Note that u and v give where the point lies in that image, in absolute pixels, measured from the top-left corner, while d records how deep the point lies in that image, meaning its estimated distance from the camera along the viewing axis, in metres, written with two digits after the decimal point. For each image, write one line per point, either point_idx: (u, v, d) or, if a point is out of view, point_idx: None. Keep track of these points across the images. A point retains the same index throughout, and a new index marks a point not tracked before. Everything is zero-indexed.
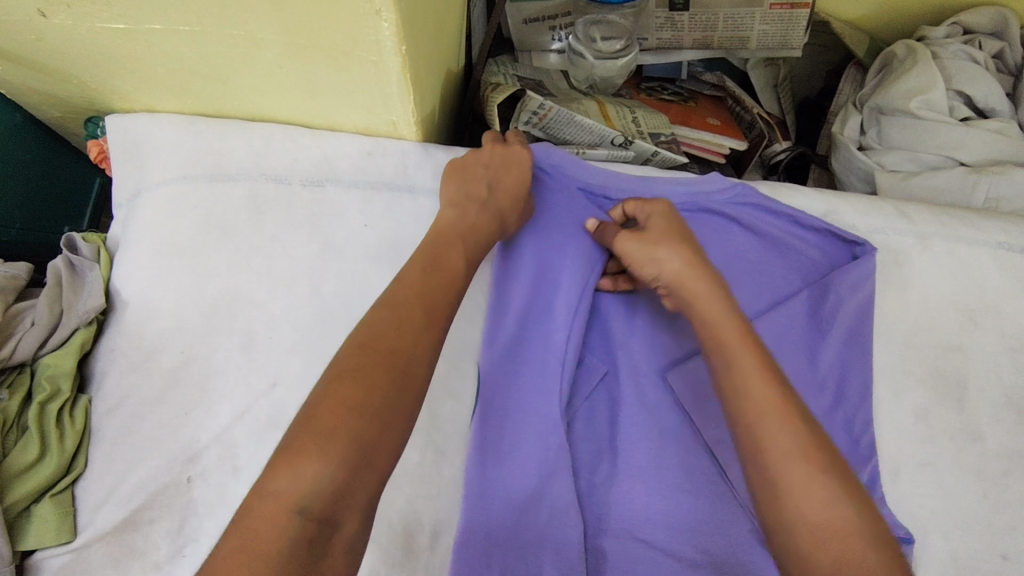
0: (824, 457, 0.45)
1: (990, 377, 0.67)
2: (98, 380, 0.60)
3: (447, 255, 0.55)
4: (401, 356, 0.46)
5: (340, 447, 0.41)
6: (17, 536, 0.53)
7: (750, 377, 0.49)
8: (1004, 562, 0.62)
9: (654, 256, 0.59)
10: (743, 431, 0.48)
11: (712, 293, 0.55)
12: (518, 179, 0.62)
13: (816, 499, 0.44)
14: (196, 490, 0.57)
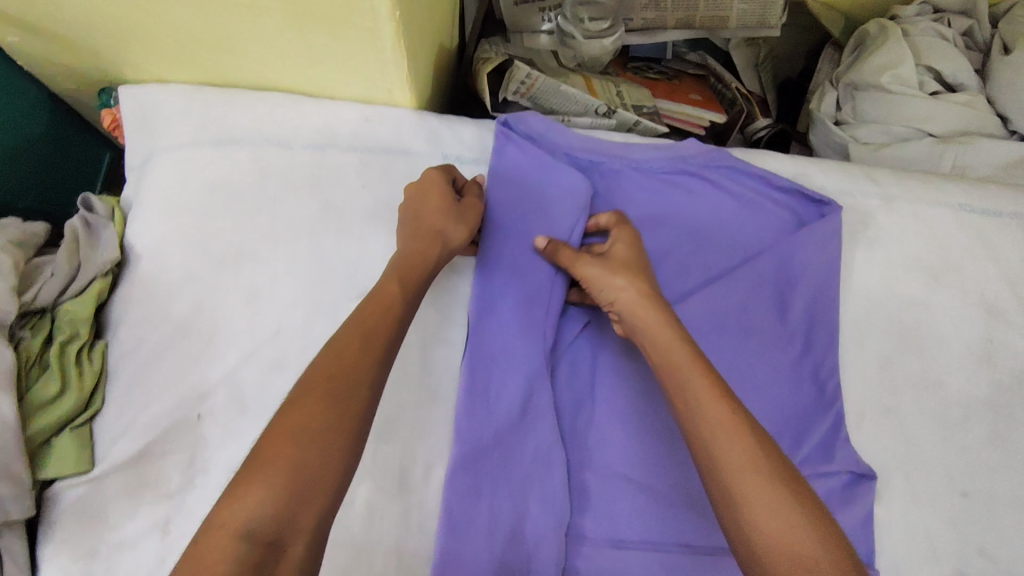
0: (774, 467, 0.48)
1: (954, 329, 0.70)
2: (113, 327, 0.64)
3: (390, 293, 0.57)
4: (348, 383, 0.49)
5: (283, 470, 0.44)
6: (37, 464, 0.58)
7: (699, 399, 0.52)
8: (964, 500, 0.67)
9: (613, 283, 0.62)
10: (698, 452, 0.50)
11: (664, 322, 0.58)
12: (436, 196, 0.63)
13: (771, 509, 0.46)
14: (205, 426, 0.62)
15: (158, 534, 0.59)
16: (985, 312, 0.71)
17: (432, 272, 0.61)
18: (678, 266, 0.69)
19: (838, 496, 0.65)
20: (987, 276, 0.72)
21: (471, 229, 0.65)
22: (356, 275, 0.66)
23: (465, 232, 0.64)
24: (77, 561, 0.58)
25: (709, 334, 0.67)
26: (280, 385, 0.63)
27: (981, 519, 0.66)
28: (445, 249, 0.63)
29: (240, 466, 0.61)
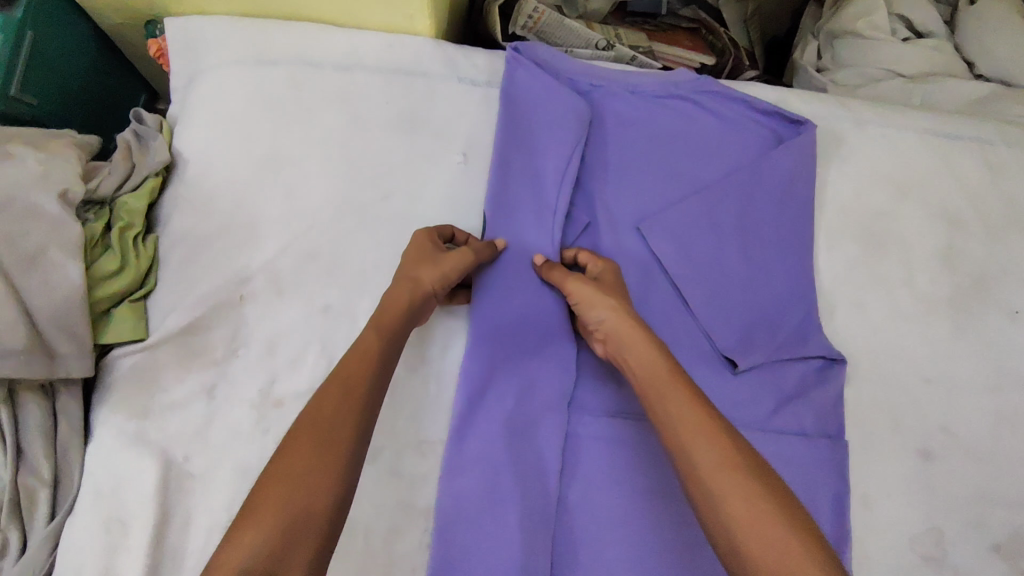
0: (744, 461, 0.50)
1: (917, 236, 0.79)
2: (164, 222, 0.72)
3: (372, 343, 0.59)
4: (328, 431, 0.51)
5: (272, 513, 0.46)
6: (97, 330, 0.65)
7: (675, 406, 0.54)
8: (925, 384, 0.75)
9: (602, 302, 0.64)
10: (676, 456, 0.53)
11: (640, 337, 0.61)
12: (416, 249, 0.67)
13: (740, 496, 0.48)
14: (246, 306, 0.69)
15: (204, 398, 0.67)
16: (946, 222, 0.79)
17: (409, 318, 0.63)
18: (669, 179, 0.77)
19: (811, 378, 0.73)
20: (948, 191, 0.81)
21: (447, 277, 0.65)
22: (381, 179, 0.74)
23: (440, 278, 0.65)
24: (131, 418, 0.65)
25: (696, 238, 0.75)
26: (314, 272, 0.71)
27: (938, 400, 0.74)
28: (422, 295, 0.64)
29: (279, 340, 0.69)
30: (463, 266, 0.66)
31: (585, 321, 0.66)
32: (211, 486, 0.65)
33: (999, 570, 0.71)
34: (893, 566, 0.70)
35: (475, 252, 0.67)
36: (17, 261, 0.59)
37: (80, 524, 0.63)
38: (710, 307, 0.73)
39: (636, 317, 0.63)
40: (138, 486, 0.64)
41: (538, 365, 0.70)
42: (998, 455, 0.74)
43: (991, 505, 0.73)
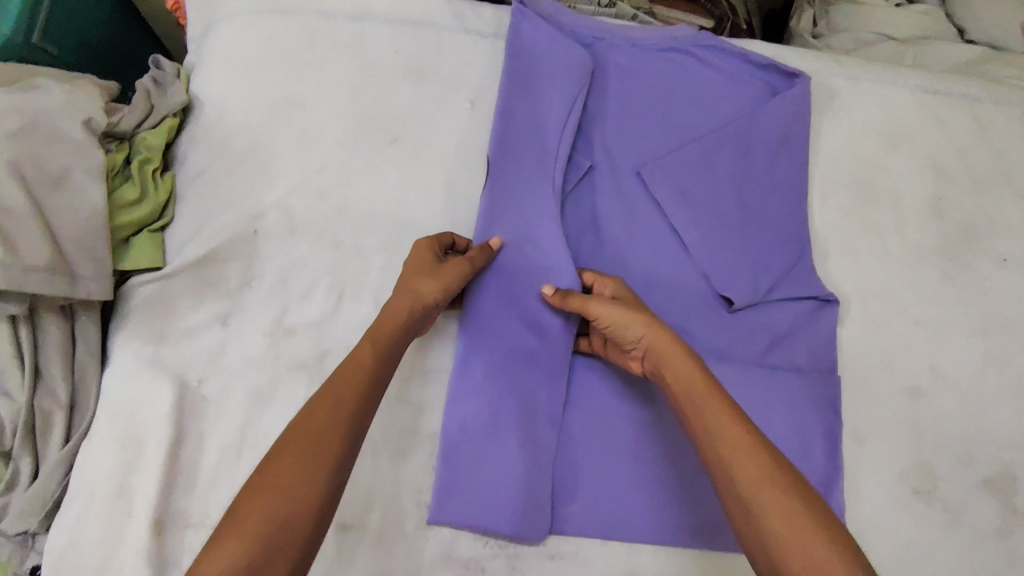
0: (790, 482, 0.49)
1: (908, 187, 0.82)
2: (181, 160, 0.74)
3: (368, 354, 0.56)
4: (317, 439, 0.49)
5: (257, 522, 0.44)
6: (116, 257, 0.68)
7: (721, 421, 0.52)
8: (915, 326, 0.77)
9: (630, 320, 0.62)
10: (720, 474, 0.51)
11: (683, 353, 0.59)
12: (417, 257, 0.66)
13: (789, 518, 0.46)
14: (260, 240, 0.71)
15: (218, 325, 0.69)
16: (937, 174, 0.82)
17: (408, 327, 0.61)
18: (668, 128, 0.80)
19: (805, 317, 0.75)
20: (939, 144, 0.83)
21: (447, 289, 0.64)
22: (389, 123, 0.77)
23: (441, 289, 0.64)
24: (147, 343, 0.68)
25: (694, 184, 0.77)
26: (324, 209, 0.73)
27: (928, 342, 0.77)
28: (420, 304, 0.62)
29: (290, 273, 0.71)
30: (462, 277, 0.65)
31: (616, 337, 0.64)
32: (224, 409, 0.67)
33: (986, 504, 0.73)
34: (884, 499, 0.72)
35: (474, 260, 0.67)
36: (43, 183, 0.62)
37: (96, 442, 0.65)
38: (708, 249, 0.75)
39: (674, 332, 0.62)
40: (153, 407, 0.66)
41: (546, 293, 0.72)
42: (987, 395, 0.76)
43: (980, 443, 0.75)
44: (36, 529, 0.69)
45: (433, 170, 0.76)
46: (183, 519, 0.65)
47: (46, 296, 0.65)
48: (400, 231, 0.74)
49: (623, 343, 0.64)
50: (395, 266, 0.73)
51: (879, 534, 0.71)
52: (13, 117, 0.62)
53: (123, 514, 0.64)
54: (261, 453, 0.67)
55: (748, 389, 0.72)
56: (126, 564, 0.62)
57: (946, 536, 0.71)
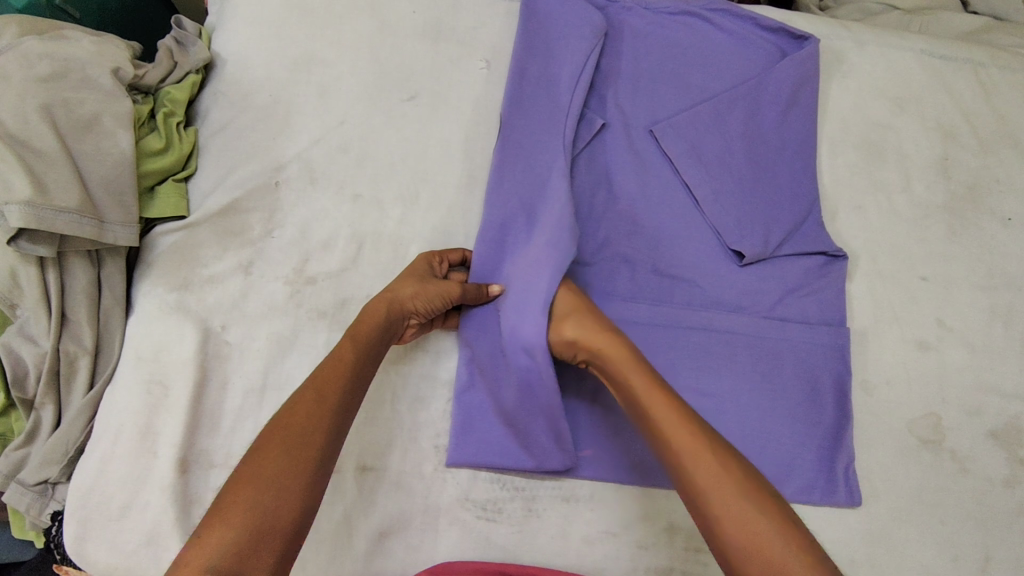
0: (742, 483, 0.48)
1: (913, 148, 0.84)
2: (204, 115, 0.76)
3: (350, 353, 0.56)
4: (300, 434, 0.49)
5: (241, 515, 0.44)
6: (143, 205, 0.70)
7: (668, 429, 0.51)
8: (922, 282, 0.79)
9: (565, 338, 0.61)
10: (677, 484, 0.50)
11: (626, 357, 0.58)
12: (413, 266, 0.67)
13: (744, 524, 0.46)
14: (282, 192, 0.73)
15: (241, 273, 0.71)
16: (941, 135, 0.85)
17: (385, 334, 0.60)
18: (680, 88, 0.81)
19: (814, 272, 0.77)
20: (943, 107, 0.86)
21: (426, 298, 0.63)
22: (407, 81, 0.78)
23: (418, 297, 0.63)
24: (172, 290, 0.69)
25: (706, 142, 0.78)
26: (345, 162, 0.75)
27: (935, 297, 0.79)
28: (397, 309, 0.62)
29: (311, 224, 0.73)
30: (447, 288, 0.64)
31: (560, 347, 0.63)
32: (247, 355, 0.69)
33: (994, 455, 0.74)
34: (893, 448, 0.73)
35: (465, 292, 0.65)
36: (73, 127, 0.65)
37: (122, 384, 0.66)
38: (720, 204, 0.76)
39: (619, 337, 0.60)
40: (177, 351, 0.67)
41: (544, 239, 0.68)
42: (993, 349, 0.77)
43: (988, 395, 0.76)
44: (57, 479, 0.69)
45: (450, 127, 0.78)
46: (208, 459, 0.66)
47: (75, 237, 0.64)
48: (418, 185, 0.75)
49: (567, 351, 0.63)
50: (413, 218, 0.74)
51: (889, 481, 0.72)
52: (44, 64, 0.65)
53: (148, 454, 0.65)
54: (283, 396, 0.68)
55: (758, 339, 0.73)
56: (152, 502, 0.64)
57: (954, 484, 0.72)
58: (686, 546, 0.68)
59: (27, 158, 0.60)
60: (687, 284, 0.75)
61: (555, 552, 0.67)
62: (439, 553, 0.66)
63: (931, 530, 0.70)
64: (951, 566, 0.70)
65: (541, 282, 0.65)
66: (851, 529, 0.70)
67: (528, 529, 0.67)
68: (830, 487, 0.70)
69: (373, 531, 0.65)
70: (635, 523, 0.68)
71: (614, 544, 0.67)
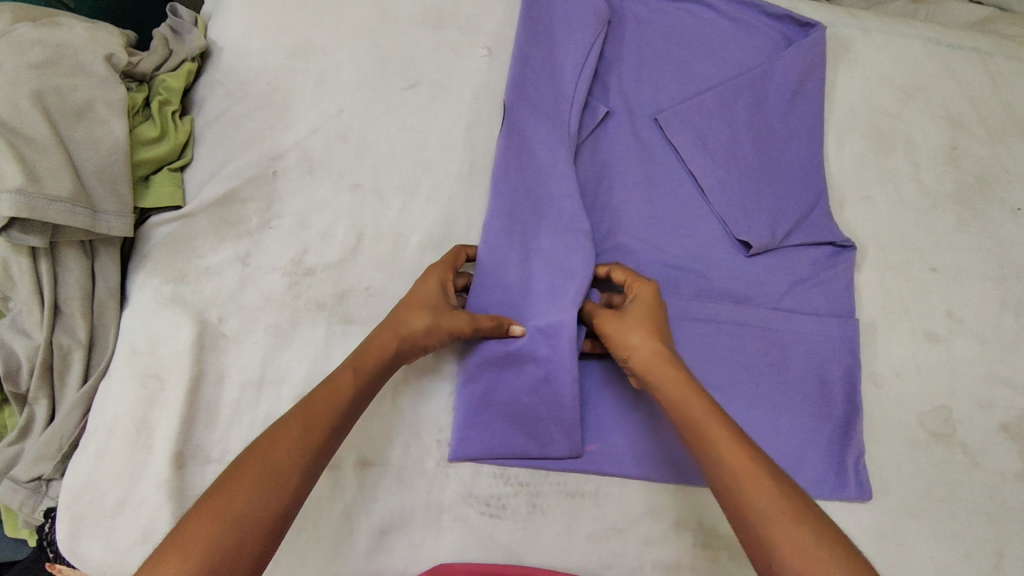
0: (799, 507, 0.48)
1: (921, 137, 0.83)
2: (200, 104, 0.75)
3: (343, 380, 0.56)
4: (275, 470, 0.49)
5: (199, 551, 0.44)
6: (137, 194, 0.69)
7: (721, 447, 0.51)
8: (932, 273, 0.78)
9: (628, 341, 0.59)
10: (732, 511, 0.50)
11: (681, 378, 0.56)
12: (428, 287, 0.63)
13: (804, 553, 0.46)
14: (278, 181, 0.72)
15: (238, 264, 0.69)
16: (950, 124, 0.84)
17: (389, 369, 0.60)
18: (685, 75, 0.80)
19: (822, 263, 0.75)
20: (952, 95, 0.85)
21: (438, 336, 0.61)
22: (407, 68, 0.77)
23: (430, 334, 0.61)
24: (168, 282, 0.68)
25: (711, 130, 0.77)
26: (344, 152, 0.74)
27: (944, 287, 0.77)
28: (406, 343, 0.61)
29: (309, 215, 0.71)
30: (459, 326, 0.62)
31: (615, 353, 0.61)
32: (244, 347, 0.67)
33: (1005, 449, 0.72)
34: (904, 441, 0.71)
35: (479, 328, 0.63)
36: (66, 114, 0.63)
37: (117, 378, 0.65)
38: (727, 193, 0.75)
39: (675, 356, 0.59)
40: (173, 343, 0.66)
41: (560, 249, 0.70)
42: (1004, 341, 0.76)
43: (998, 388, 0.74)
44: (50, 476, 0.68)
45: (451, 114, 0.76)
46: (205, 455, 0.65)
47: (67, 227, 0.62)
48: (418, 175, 0.74)
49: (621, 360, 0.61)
50: (414, 208, 0.73)
51: (899, 476, 0.70)
52: (37, 49, 0.63)
53: (143, 449, 0.63)
54: (281, 390, 0.67)
55: (767, 331, 0.72)
56: (147, 498, 0.62)
57: (966, 479, 0.71)
58: (693, 541, 0.66)
59: (17, 146, 0.59)
60: (693, 274, 0.73)
61: (561, 550, 0.65)
62: (442, 551, 0.64)
63: (942, 525, 0.69)
64: (964, 562, 0.68)
65: (567, 287, 0.67)
66: (862, 525, 0.68)
67: (533, 526, 0.65)
68: (840, 482, 0.68)
69: (374, 528, 0.64)
70: (643, 518, 0.66)
71: (621, 540, 0.65)
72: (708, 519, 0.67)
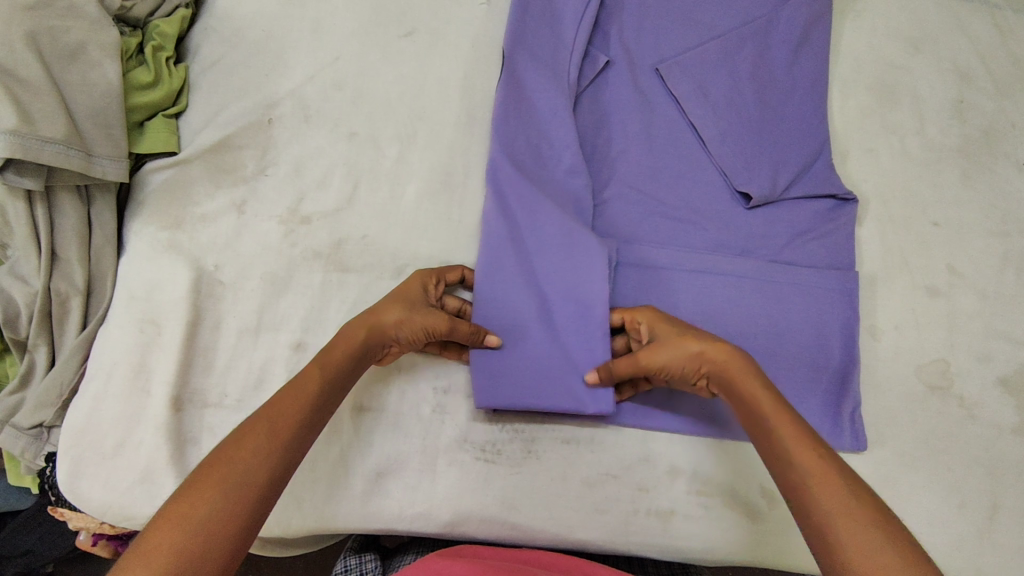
0: (873, 515, 0.45)
1: (927, 89, 0.82)
2: (194, 52, 0.75)
3: (309, 376, 0.53)
4: (240, 471, 0.44)
5: (162, 561, 0.39)
6: (132, 140, 0.69)
7: (789, 443, 0.49)
8: (934, 227, 0.77)
9: (682, 354, 0.58)
10: (794, 505, 0.48)
11: (747, 374, 0.55)
12: (407, 287, 0.62)
13: (877, 561, 0.42)
14: (274, 129, 0.71)
15: (234, 212, 0.69)
16: (957, 77, 0.82)
17: (358, 363, 0.57)
18: (688, 25, 0.78)
19: (823, 216, 0.75)
20: (960, 48, 0.83)
21: (410, 331, 0.60)
22: (404, 16, 0.76)
23: (402, 327, 0.59)
24: (163, 228, 0.68)
25: (714, 81, 0.76)
26: (340, 100, 0.73)
27: (946, 241, 0.76)
28: (377, 334, 0.59)
29: (306, 162, 0.71)
30: (433, 325, 0.60)
31: (670, 373, 0.59)
32: (241, 294, 0.67)
33: (1003, 402, 0.72)
34: (900, 394, 0.71)
35: (455, 330, 0.61)
36: (59, 56, 0.62)
37: (116, 323, 0.66)
38: (728, 145, 0.74)
39: (737, 354, 0.57)
40: (170, 289, 0.66)
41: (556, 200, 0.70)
42: (1005, 296, 0.75)
43: (998, 342, 0.74)
44: (52, 422, 0.68)
45: (449, 62, 0.75)
46: (202, 399, 0.65)
47: (63, 170, 0.62)
48: (416, 123, 0.73)
49: (680, 376, 0.59)
50: (411, 157, 0.72)
51: (895, 427, 0.70)
52: None
53: (142, 393, 0.64)
54: (278, 337, 0.67)
55: (766, 283, 0.71)
56: (146, 440, 0.63)
57: (962, 431, 0.71)
58: (688, 489, 0.66)
59: (12, 86, 0.58)
60: (693, 227, 0.73)
61: (556, 495, 0.65)
62: (437, 496, 0.65)
63: (937, 476, 0.69)
64: (958, 513, 0.68)
65: (569, 237, 0.67)
66: (856, 474, 0.68)
67: (528, 470, 0.65)
68: (836, 432, 0.68)
69: (370, 471, 0.64)
70: (638, 464, 0.67)
71: (615, 485, 0.66)
72: (703, 466, 0.67)
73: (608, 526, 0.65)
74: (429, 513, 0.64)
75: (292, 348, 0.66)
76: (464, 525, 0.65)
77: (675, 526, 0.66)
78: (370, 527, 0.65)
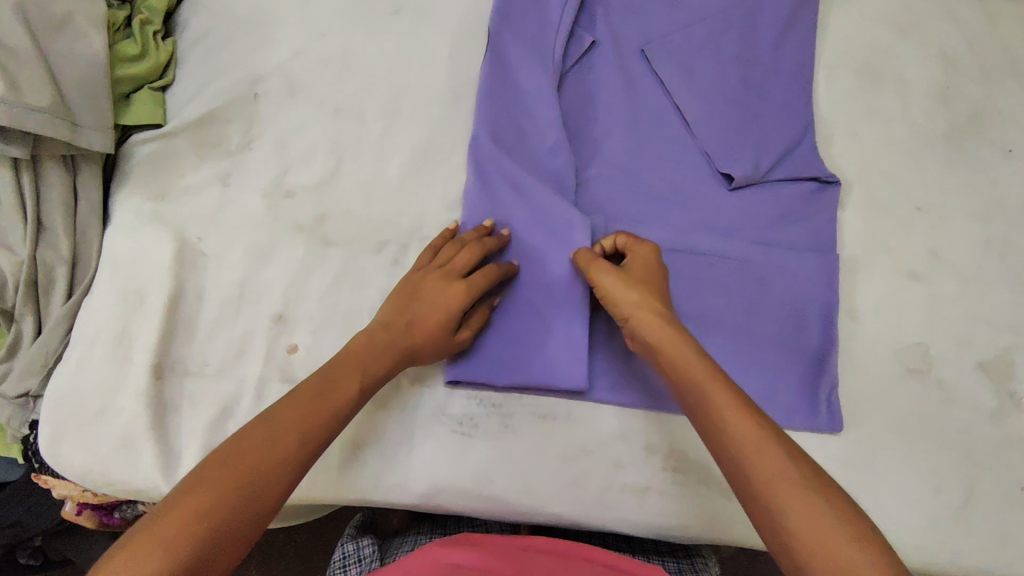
0: (809, 476, 0.46)
1: (914, 75, 0.81)
2: (183, 28, 0.76)
3: (346, 378, 0.56)
4: (268, 464, 0.48)
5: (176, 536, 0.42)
6: (118, 112, 0.70)
7: (722, 412, 0.50)
8: (916, 212, 0.77)
9: (626, 295, 0.59)
10: (729, 469, 0.49)
11: (680, 338, 0.55)
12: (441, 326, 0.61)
13: (811, 521, 0.44)
14: (260, 104, 0.72)
15: (218, 184, 0.70)
16: (945, 63, 0.82)
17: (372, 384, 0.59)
18: (676, 7, 0.79)
19: (805, 199, 0.75)
20: (948, 34, 0.83)
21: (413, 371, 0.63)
22: None
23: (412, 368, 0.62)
24: (148, 200, 0.69)
25: (698, 63, 0.76)
26: (326, 75, 0.73)
27: (929, 226, 0.77)
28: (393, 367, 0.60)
29: (291, 137, 0.72)
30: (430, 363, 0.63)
31: (611, 308, 0.61)
32: (224, 266, 0.68)
33: (983, 386, 0.72)
34: (878, 376, 0.71)
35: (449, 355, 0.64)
36: (46, 26, 0.63)
37: (100, 292, 0.66)
38: (712, 127, 0.74)
39: (673, 317, 0.58)
40: (154, 258, 0.67)
41: (538, 177, 0.70)
42: (986, 281, 0.75)
43: (979, 327, 0.74)
44: (37, 392, 0.69)
45: (436, 40, 0.76)
46: (183, 367, 0.66)
47: (49, 138, 0.63)
48: (401, 99, 0.73)
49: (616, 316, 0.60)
50: (395, 133, 0.72)
51: (873, 408, 0.70)
52: None
53: (124, 360, 0.65)
54: (260, 308, 0.67)
55: (746, 264, 0.72)
56: (127, 407, 0.64)
57: (940, 414, 0.71)
58: (663, 466, 0.67)
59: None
60: (675, 208, 0.73)
61: (532, 469, 0.66)
62: (414, 469, 0.65)
63: (913, 458, 0.69)
64: (934, 495, 0.68)
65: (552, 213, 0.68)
66: (832, 455, 0.68)
67: (505, 445, 0.66)
68: (812, 412, 0.68)
69: (346, 442, 0.65)
70: (613, 440, 0.67)
71: (590, 460, 0.66)
72: (678, 443, 0.68)
73: (582, 501, 0.65)
74: (406, 484, 0.65)
75: (272, 320, 0.67)
76: (440, 498, 0.65)
77: (649, 503, 0.66)
78: (346, 498, 0.65)
